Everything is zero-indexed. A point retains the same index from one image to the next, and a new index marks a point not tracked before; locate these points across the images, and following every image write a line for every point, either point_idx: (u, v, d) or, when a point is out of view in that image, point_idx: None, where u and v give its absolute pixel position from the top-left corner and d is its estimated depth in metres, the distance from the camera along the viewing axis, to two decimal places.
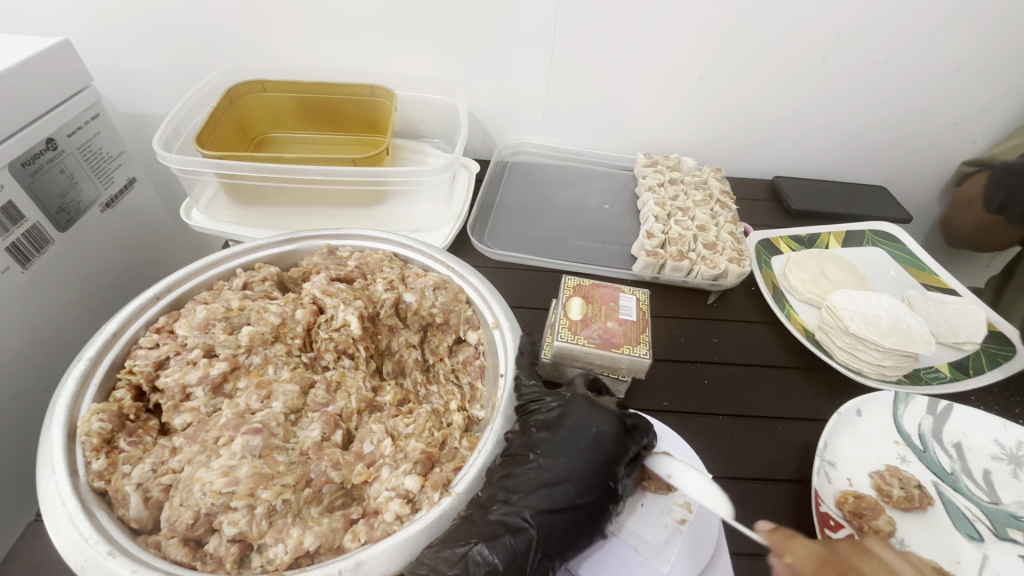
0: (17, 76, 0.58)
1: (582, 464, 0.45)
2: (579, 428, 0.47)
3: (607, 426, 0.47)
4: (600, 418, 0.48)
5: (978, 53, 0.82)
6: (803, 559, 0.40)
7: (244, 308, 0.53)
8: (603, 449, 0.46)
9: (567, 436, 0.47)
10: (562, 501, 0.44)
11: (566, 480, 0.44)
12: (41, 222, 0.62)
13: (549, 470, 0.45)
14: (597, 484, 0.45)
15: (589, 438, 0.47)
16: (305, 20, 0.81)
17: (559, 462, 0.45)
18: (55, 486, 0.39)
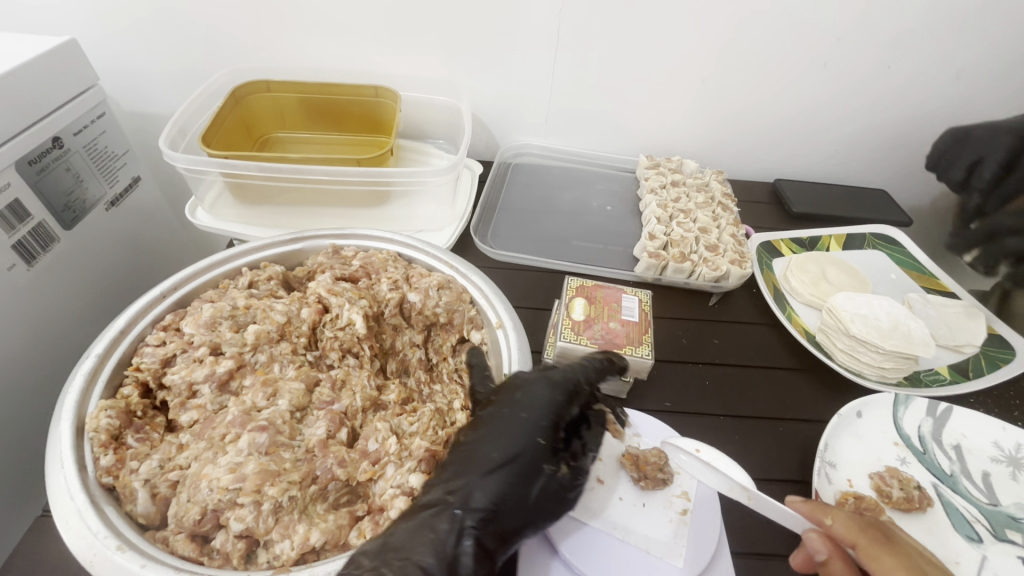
0: (24, 75, 0.58)
1: (509, 426, 0.46)
2: (511, 396, 0.48)
3: (538, 388, 0.49)
4: (533, 384, 0.49)
5: (978, 59, 0.83)
6: (845, 525, 0.44)
7: (250, 307, 0.53)
8: (528, 410, 0.47)
9: (500, 404, 0.48)
10: (484, 462, 0.43)
11: (490, 443, 0.45)
12: (46, 220, 0.63)
13: (477, 438, 0.45)
14: (525, 444, 0.45)
15: (524, 402, 0.47)
16: (311, 22, 0.82)
17: (487, 424, 0.46)
18: (64, 481, 0.40)
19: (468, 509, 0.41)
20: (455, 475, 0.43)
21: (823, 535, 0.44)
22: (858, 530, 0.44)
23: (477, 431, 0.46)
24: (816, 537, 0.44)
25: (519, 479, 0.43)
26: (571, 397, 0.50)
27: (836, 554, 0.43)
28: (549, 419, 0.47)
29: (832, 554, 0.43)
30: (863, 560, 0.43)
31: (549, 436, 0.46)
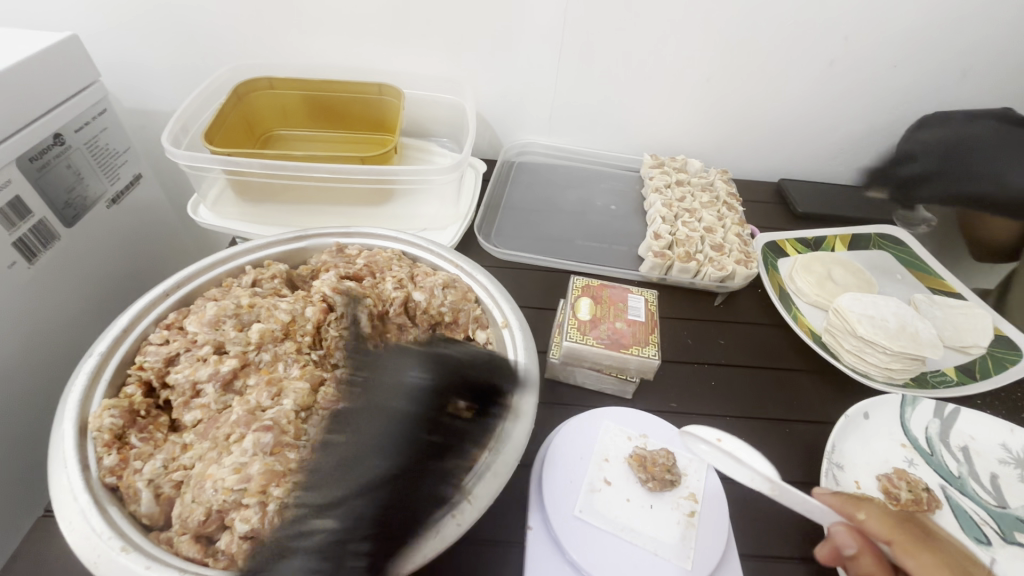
0: (26, 71, 0.58)
1: (384, 421, 0.48)
2: (382, 393, 0.50)
3: (416, 377, 0.52)
4: (411, 372, 0.52)
5: (985, 59, 0.83)
6: (877, 519, 0.44)
7: (254, 305, 0.52)
8: (399, 394, 0.50)
9: (373, 397, 0.50)
10: (372, 469, 0.44)
11: (368, 441, 0.46)
12: (48, 217, 0.62)
13: (358, 435, 0.47)
14: (393, 436, 0.47)
15: (393, 391, 0.50)
16: (314, 19, 0.81)
17: (366, 420, 0.48)
18: (68, 481, 0.39)
19: (356, 529, 0.41)
20: (338, 481, 0.43)
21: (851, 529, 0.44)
22: (889, 526, 0.44)
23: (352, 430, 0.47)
24: (844, 531, 0.44)
25: (408, 473, 0.44)
26: (448, 378, 0.51)
27: (866, 551, 0.43)
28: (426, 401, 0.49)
29: (863, 549, 0.43)
30: (896, 555, 0.43)
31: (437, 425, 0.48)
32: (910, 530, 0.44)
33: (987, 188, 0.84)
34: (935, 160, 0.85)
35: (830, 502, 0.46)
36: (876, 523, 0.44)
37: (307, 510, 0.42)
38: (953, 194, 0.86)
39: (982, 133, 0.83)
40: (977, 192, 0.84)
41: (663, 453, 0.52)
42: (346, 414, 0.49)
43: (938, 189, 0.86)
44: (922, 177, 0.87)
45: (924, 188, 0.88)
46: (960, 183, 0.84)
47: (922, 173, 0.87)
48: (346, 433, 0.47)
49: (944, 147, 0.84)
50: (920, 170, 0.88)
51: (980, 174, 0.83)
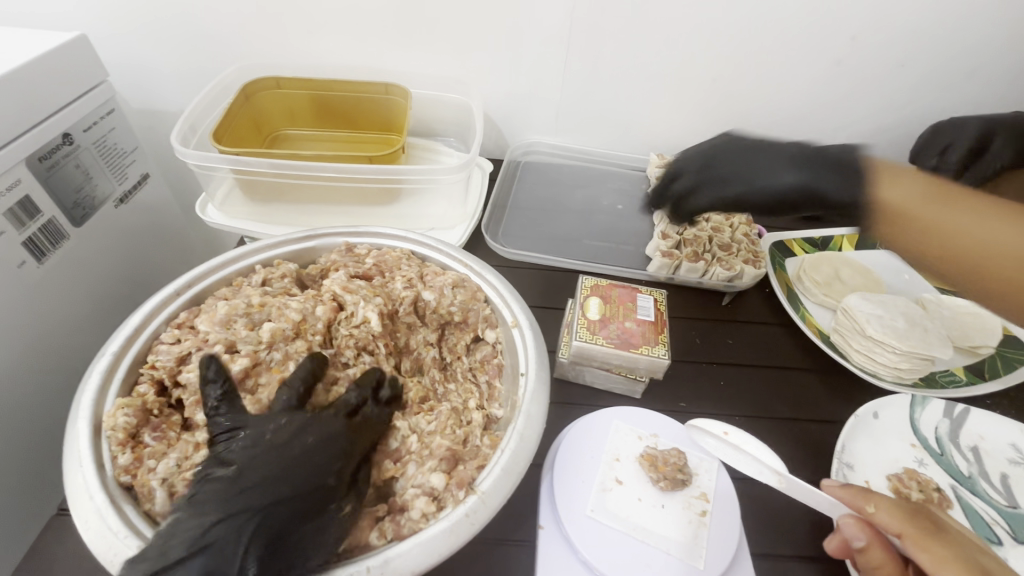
0: (35, 70, 0.58)
1: (281, 464, 0.41)
2: (286, 437, 0.43)
3: (334, 427, 0.44)
4: (324, 420, 0.44)
5: (992, 57, 0.83)
6: (888, 510, 0.44)
7: (265, 305, 0.53)
8: (313, 435, 0.43)
9: (273, 433, 0.43)
10: (269, 513, 0.39)
11: (261, 479, 0.40)
12: (57, 217, 0.62)
13: (253, 465, 0.41)
14: (298, 484, 0.40)
15: (300, 432, 0.43)
16: (321, 19, 0.81)
17: (266, 451, 0.42)
18: (83, 480, 0.40)
19: (241, 550, 0.37)
20: (220, 508, 0.39)
21: (860, 522, 0.44)
22: (903, 518, 0.43)
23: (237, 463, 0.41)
24: (852, 523, 0.44)
25: (299, 511, 0.40)
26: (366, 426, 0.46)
27: (875, 542, 0.43)
28: (341, 451, 0.43)
29: (872, 541, 0.43)
30: (908, 548, 0.42)
31: (342, 472, 0.42)
32: (924, 523, 0.43)
33: (820, 179, 0.57)
34: (694, 175, 0.67)
35: (840, 496, 0.47)
36: (885, 515, 0.43)
37: (185, 540, 0.37)
38: (728, 199, 0.63)
39: (789, 151, 0.62)
40: (743, 196, 0.62)
41: (673, 453, 0.52)
42: (227, 453, 0.42)
43: (710, 195, 0.65)
44: (676, 190, 0.69)
45: (692, 199, 0.67)
46: (738, 187, 0.62)
47: (682, 189, 0.68)
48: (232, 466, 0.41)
49: (707, 163, 0.66)
50: (677, 188, 0.69)
51: (735, 174, 0.63)
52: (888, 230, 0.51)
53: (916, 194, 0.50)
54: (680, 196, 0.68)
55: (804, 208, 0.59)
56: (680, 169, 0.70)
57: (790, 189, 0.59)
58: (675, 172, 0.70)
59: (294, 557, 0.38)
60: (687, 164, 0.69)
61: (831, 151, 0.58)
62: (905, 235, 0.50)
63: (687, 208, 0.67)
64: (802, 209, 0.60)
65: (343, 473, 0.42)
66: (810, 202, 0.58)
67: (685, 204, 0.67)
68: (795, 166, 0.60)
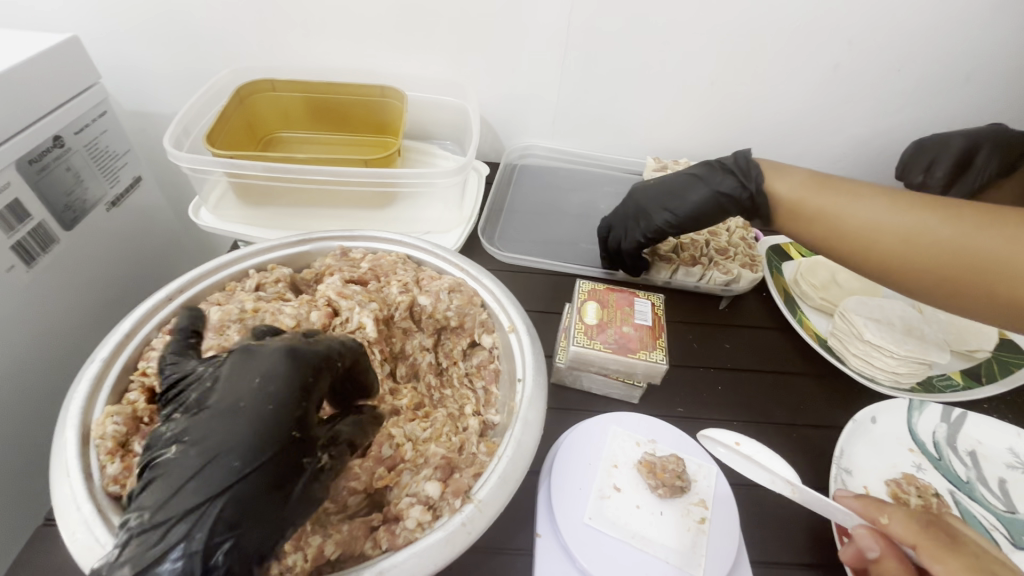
0: (24, 72, 0.57)
1: (227, 419, 0.36)
2: (226, 387, 0.38)
3: (275, 365, 0.38)
4: (267, 357, 0.39)
5: (989, 61, 0.83)
6: (903, 523, 0.44)
7: (258, 310, 0.52)
8: (258, 374, 0.38)
9: (217, 387, 0.38)
10: (219, 476, 0.34)
11: (206, 444, 0.35)
12: (47, 220, 0.61)
13: (201, 429, 0.36)
14: (244, 437, 0.35)
15: (240, 373, 0.38)
16: (317, 22, 0.81)
17: (211, 408, 0.37)
18: (70, 491, 0.39)
19: (219, 532, 0.33)
20: (176, 484, 0.34)
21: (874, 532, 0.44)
22: (918, 530, 0.43)
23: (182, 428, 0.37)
24: (867, 534, 0.44)
25: (266, 483, 0.35)
26: (318, 366, 0.40)
27: (890, 554, 0.43)
28: (294, 394, 0.37)
29: (886, 552, 0.43)
30: (923, 560, 0.42)
31: (301, 414, 0.38)
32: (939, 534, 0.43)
33: (720, 184, 0.67)
34: (617, 223, 0.74)
35: (854, 507, 0.47)
36: (900, 526, 0.43)
37: (155, 531, 0.33)
38: (659, 227, 0.69)
39: (682, 176, 0.72)
40: (669, 218, 0.69)
41: (671, 459, 0.52)
42: (180, 429, 0.36)
43: (640, 231, 0.70)
44: (609, 240, 0.74)
45: (624, 241, 0.72)
46: (658, 214, 0.69)
47: (613, 237, 0.73)
48: (180, 441, 0.36)
49: (623, 206, 0.74)
50: (608, 237, 0.75)
51: (654, 204, 0.70)
52: (789, 221, 0.63)
53: (800, 187, 0.62)
54: (612, 245, 0.74)
55: (727, 212, 0.68)
56: (605, 225, 0.75)
57: (709, 200, 0.67)
58: (605, 228, 0.75)
59: (270, 515, 0.35)
60: (608, 218, 0.75)
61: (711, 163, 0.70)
62: (803, 223, 0.61)
63: (627, 248, 0.71)
64: (723, 214, 0.69)
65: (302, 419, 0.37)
66: (730, 207, 0.67)
67: (625, 250, 0.72)
68: (699, 182, 0.69)
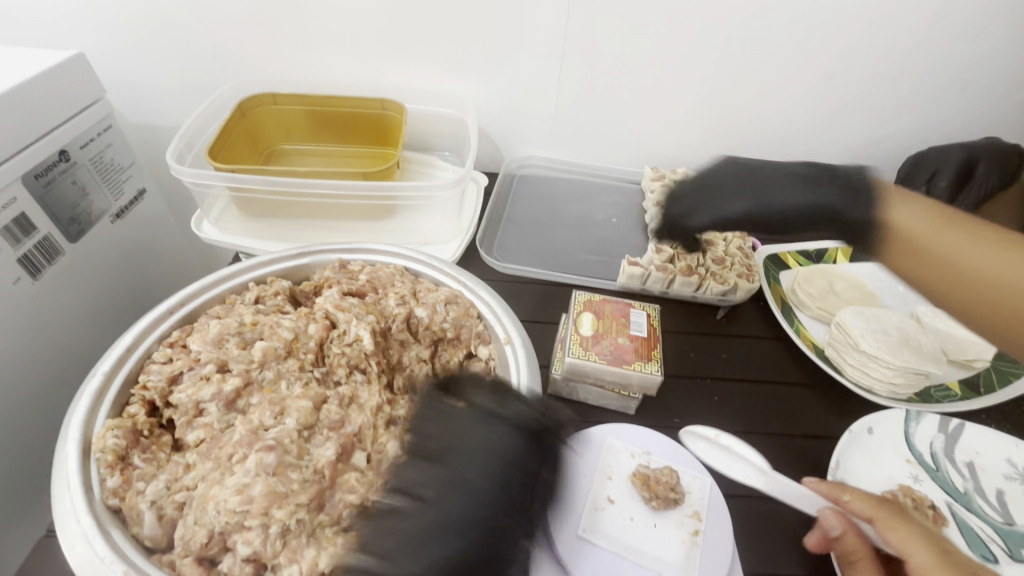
0: (31, 89, 0.58)
1: (480, 476, 0.45)
2: (456, 449, 0.47)
3: (507, 437, 0.47)
4: (496, 433, 0.48)
5: (984, 70, 0.83)
6: (860, 497, 0.48)
7: (258, 323, 0.53)
8: (484, 446, 0.47)
9: (451, 449, 0.47)
10: (444, 535, 0.42)
11: (451, 504, 0.44)
12: (52, 233, 0.63)
13: (441, 494, 0.44)
14: (480, 495, 0.44)
15: (484, 441, 0.47)
16: (318, 36, 0.82)
17: (451, 470, 0.45)
18: (71, 504, 0.39)
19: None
20: (430, 545, 0.42)
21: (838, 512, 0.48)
22: (874, 504, 0.48)
23: (422, 479, 0.45)
24: (830, 514, 0.47)
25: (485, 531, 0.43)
26: (538, 433, 0.49)
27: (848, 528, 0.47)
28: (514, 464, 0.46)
29: (847, 529, 0.47)
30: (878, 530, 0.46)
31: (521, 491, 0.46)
32: (890, 506, 0.48)
33: (828, 196, 0.58)
34: (696, 197, 0.66)
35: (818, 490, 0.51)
36: (859, 503, 0.48)
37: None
38: (736, 217, 0.62)
39: (787, 173, 0.63)
40: (751, 210, 0.62)
41: (666, 470, 0.52)
42: (414, 485, 0.45)
43: (711, 214, 0.64)
44: (674, 210, 0.67)
45: (695, 218, 0.65)
46: (740, 204, 0.62)
47: (681, 211, 0.66)
48: (416, 497, 0.44)
49: (705, 183, 0.66)
50: (675, 207, 0.67)
51: (736, 192, 0.63)
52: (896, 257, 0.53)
53: (920, 220, 0.52)
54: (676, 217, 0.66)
55: (812, 225, 0.59)
56: (679, 193, 0.68)
57: (801, 208, 0.59)
58: (676, 195, 0.68)
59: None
60: (688, 188, 0.67)
61: (838, 172, 0.61)
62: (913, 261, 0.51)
63: (687, 226, 0.66)
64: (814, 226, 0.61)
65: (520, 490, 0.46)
66: (819, 220, 0.59)
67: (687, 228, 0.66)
68: (800, 186, 0.61)
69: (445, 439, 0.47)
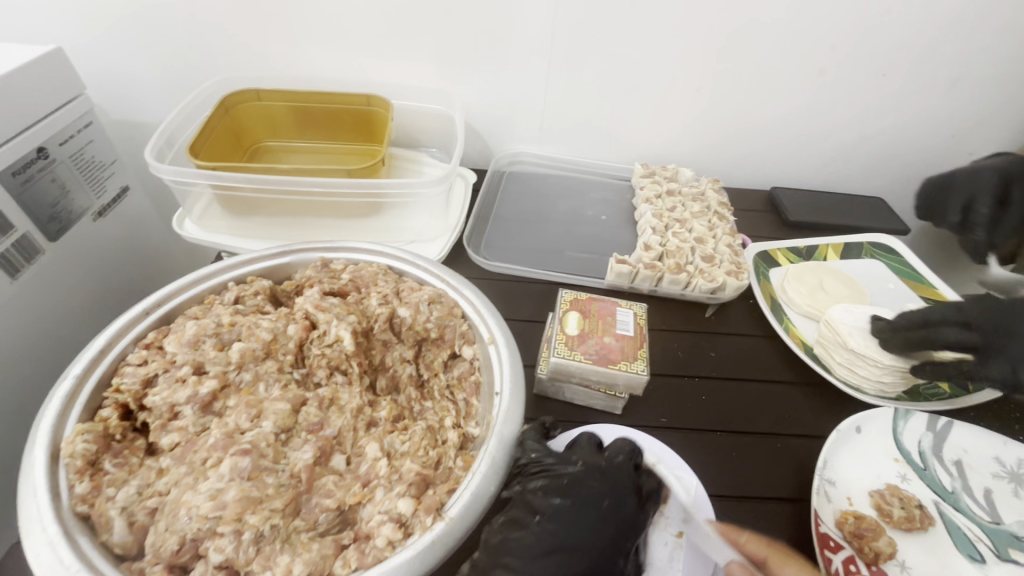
0: (6, 83, 0.57)
1: (596, 514, 0.46)
2: (584, 491, 0.47)
3: (626, 498, 0.48)
4: (619, 489, 0.48)
5: (976, 64, 0.82)
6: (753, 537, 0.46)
7: (235, 324, 0.52)
8: (610, 498, 0.47)
9: (575, 486, 0.47)
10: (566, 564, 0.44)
11: (572, 529, 0.45)
12: (31, 232, 0.61)
13: (559, 524, 0.45)
14: (605, 534, 0.46)
15: (605, 491, 0.48)
16: (302, 30, 0.81)
17: (574, 502, 0.47)
18: (36, 511, 0.38)
19: None
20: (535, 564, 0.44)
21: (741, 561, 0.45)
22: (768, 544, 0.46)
23: (551, 504, 0.46)
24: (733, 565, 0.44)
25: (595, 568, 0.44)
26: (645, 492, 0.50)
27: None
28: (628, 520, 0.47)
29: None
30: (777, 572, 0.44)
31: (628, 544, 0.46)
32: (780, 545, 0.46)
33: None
34: (996, 333, 0.59)
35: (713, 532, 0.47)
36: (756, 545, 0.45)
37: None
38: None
39: None
40: None
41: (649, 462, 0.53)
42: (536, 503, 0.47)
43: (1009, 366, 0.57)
44: (944, 329, 0.61)
45: (988, 361, 0.59)
46: None
47: (966, 342, 0.60)
48: (539, 515, 0.46)
49: (995, 321, 0.60)
50: (943, 323, 0.62)
51: None
52: None
53: None
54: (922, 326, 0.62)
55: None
56: (975, 318, 0.61)
57: None
58: (962, 315, 0.61)
59: None
60: (988, 319, 0.60)
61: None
62: None
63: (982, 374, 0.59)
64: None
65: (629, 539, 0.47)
66: None
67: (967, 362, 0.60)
68: None
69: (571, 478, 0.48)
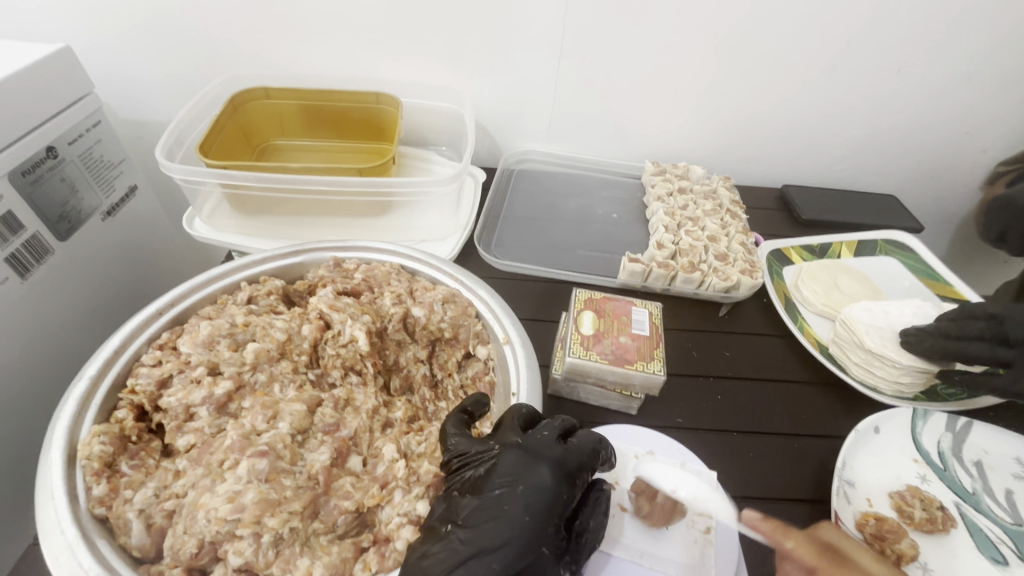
0: (16, 83, 0.56)
1: (515, 506, 0.40)
2: (502, 476, 0.42)
3: (544, 477, 0.42)
4: (532, 469, 0.42)
5: (992, 60, 0.81)
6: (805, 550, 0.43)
7: (249, 324, 0.51)
8: (526, 482, 0.42)
9: (492, 471, 0.43)
10: (481, 573, 0.38)
11: (493, 526, 0.40)
12: (41, 232, 0.61)
13: (481, 516, 0.40)
14: (521, 527, 0.40)
15: (520, 473, 0.42)
16: (310, 28, 0.80)
17: (497, 491, 0.41)
18: (54, 514, 0.38)
19: None
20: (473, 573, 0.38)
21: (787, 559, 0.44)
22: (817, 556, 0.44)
23: (465, 504, 0.41)
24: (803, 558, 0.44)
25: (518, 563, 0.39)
26: (574, 472, 0.44)
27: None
28: (549, 504, 0.41)
29: None
30: None
31: (557, 523, 0.42)
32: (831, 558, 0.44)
33: None
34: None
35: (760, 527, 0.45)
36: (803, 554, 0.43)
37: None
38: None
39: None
40: None
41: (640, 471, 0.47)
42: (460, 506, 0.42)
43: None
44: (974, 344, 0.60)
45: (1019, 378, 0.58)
46: None
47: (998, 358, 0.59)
48: (455, 521, 0.41)
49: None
50: (978, 338, 0.60)
51: None
52: None
53: None
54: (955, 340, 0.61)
55: None
56: (1014, 333, 0.59)
57: None
58: (1000, 329, 0.60)
59: None
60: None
61: None
62: None
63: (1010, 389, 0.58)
64: None
65: (559, 523, 0.42)
66: None
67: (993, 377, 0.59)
68: None
69: (489, 466, 0.43)
